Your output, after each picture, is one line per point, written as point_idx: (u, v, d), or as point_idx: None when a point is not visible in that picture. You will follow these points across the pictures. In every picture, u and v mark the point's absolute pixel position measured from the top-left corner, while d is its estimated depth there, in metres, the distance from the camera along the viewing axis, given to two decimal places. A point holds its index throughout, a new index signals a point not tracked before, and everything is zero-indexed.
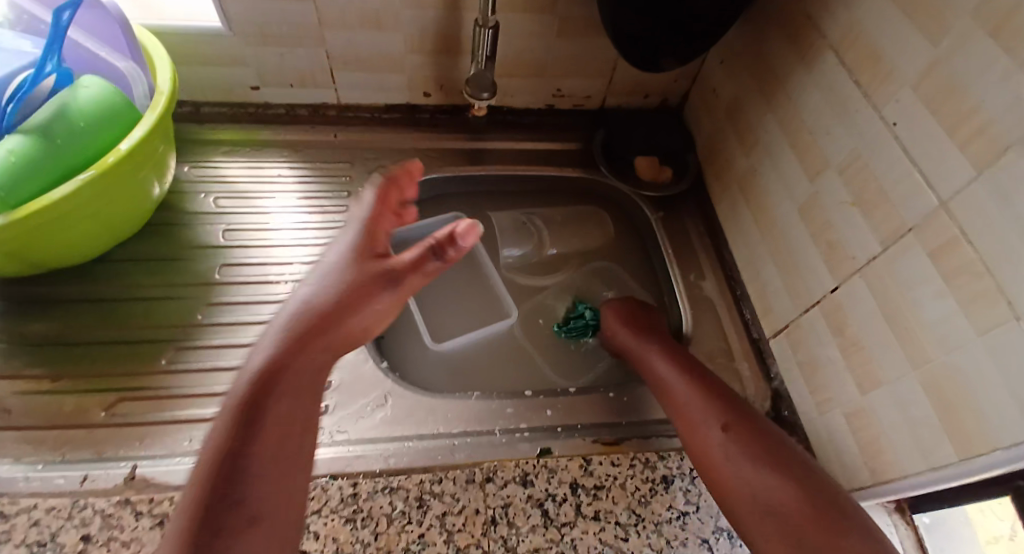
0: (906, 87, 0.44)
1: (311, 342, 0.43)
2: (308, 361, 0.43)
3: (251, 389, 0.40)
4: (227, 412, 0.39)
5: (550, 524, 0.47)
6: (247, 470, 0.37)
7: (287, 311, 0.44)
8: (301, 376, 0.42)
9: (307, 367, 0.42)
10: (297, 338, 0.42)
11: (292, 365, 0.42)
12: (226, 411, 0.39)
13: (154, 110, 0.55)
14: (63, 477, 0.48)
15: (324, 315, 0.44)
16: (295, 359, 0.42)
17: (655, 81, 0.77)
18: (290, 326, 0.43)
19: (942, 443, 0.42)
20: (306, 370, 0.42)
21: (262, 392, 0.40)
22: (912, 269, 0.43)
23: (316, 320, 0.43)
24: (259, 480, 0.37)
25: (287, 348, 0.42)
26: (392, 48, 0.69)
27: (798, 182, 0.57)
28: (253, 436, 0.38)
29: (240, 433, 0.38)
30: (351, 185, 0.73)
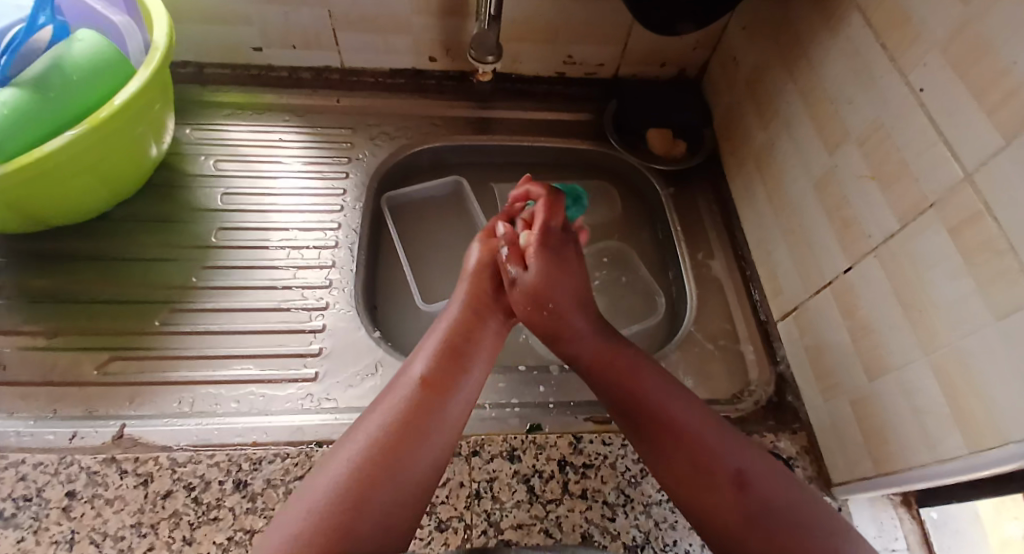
0: (934, 50, 0.40)
1: (459, 374, 0.47)
2: (458, 396, 0.46)
3: (411, 406, 0.44)
4: (385, 415, 0.43)
5: (535, 500, 0.46)
6: (395, 479, 0.40)
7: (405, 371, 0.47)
8: (447, 409, 0.45)
9: (451, 401, 0.45)
10: (445, 369, 0.47)
11: (443, 395, 0.45)
12: (386, 410, 0.44)
13: (148, 66, 0.54)
14: (54, 433, 0.48)
15: (466, 350, 0.49)
16: (447, 384, 0.46)
17: (672, 48, 0.73)
18: (440, 353, 0.48)
19: (950, 434, 0.39)
20: (454, 405, 0.45)
21: (419, 412, 0.44)
22: (930, 248, 0.40)
23: (459, 355, 0.48)
24: (392, 487, 0.40)
25: (442, 372, 0.47)
26: (397, 8, 0.67)
27: (815, 156, 0.54)
28: (405, 447, 0.42)
29: (399, 440, 0.42)
30: (352, 152, 0.71)
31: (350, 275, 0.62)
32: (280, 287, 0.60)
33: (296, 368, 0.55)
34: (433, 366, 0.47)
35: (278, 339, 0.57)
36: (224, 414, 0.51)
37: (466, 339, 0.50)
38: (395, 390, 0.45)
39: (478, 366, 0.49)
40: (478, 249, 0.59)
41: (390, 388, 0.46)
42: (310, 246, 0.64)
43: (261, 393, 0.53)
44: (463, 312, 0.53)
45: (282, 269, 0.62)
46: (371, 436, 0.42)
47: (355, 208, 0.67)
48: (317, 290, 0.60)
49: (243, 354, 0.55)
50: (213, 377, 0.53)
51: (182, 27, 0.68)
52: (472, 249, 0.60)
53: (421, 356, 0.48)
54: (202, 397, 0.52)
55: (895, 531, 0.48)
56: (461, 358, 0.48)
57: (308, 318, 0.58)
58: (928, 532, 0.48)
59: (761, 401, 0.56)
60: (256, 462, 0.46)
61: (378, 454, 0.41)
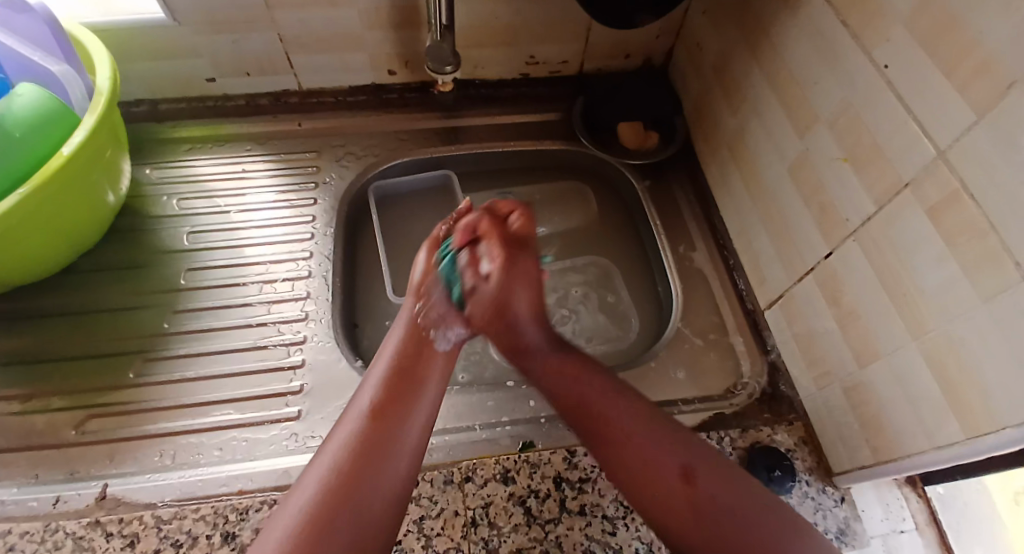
0: (897, 23, 0.39)
1: (411, 401, 0.46)
2: (410, 422, 0.44)
3: (362, 439, 0.42)
4: (333, 454, 0.42)
5: (533, 522, 0.45)
6: (354, 516, 0.39)
7: (354, 403, 0.46)
8: (401, 438, 0.43)
9: (405, 430, 0.44)
10: (393, 398, 0.45)
11: (395, 424, 0.44)
12: (336, 447, 0.42)
13: (95, 111, 0.52)
14: (36, 500, 0.47)
15: (415, 372, 0.47)
16: (418, 378, 0.47)
17: (635, 39, 0.71)
18: (387, 381, 0.46)
19: (947, 420, 0.38)
20: (409, 431, 0.44)
21: (371, 446, 0.42)
22: (908, 229, 0.39)
23: (407, 379, 0.47)
24: (353, 521, 0.39)
25: (389, 400, 0.45)
26: (350, 25, 0.65)
27: (786, 138, 0.52)
28: (363, 474, 0.41)
29: (355, 473, 0.41)
30: (318, 176, 0.70)
31: (326, 305, 0.61)
32: (255, 324, 0.59)
33: (278, 408, 0.53)
34: (381, 396, 0.45)
35: (257, 380, 0.55)
36: (208, 464, 0.50)
37: (416, 361, 0.48)
38: (345, 423, 0.44)
39: (432, 385, 0.47)
40: (423, 259, 0.54)
41: (338, 423, 0.44)
42: (282, 279, 0.62)
43: (244, 438, 0.51)
44: (408, 335, 0.50)
45: (256, 305, 0.60)
46: (323, 476, 0.40)
47: (326, 234, 0.66)
48: (294, 324, 0.59)
49: (222, 398, 0.54)
50: (193, 426, 0.52)
51: (130, 65, 0.66)
52: (418, 257, 0.55)
53: (369, 383, 0.47)
54: (185, 447, 0.51)
55: (901, 512, 0.47)
56: (413, 381, 0.47)
57: (287, 353, 0.57)
58: (934, 509, 0.47)
59: (755, 394, 0.55)
60: (243, 512, 0.44)
61: (333, 494, 0.39)
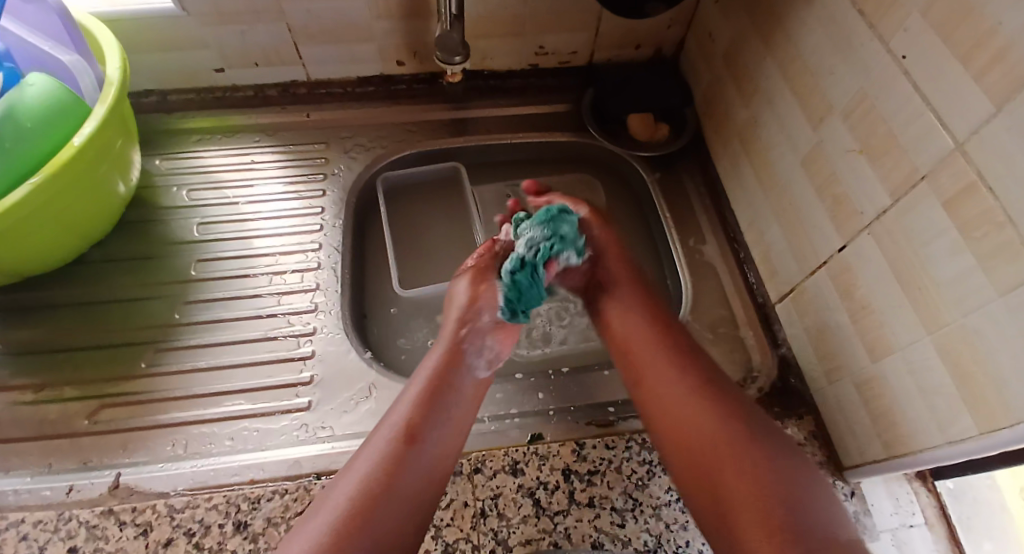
0: (915, 12, 0.38)
1: (443, 418, 0.46)
2: (439, 441, 0.45)
3: (394, 454, 0.43)
4: (365, 467, 0.42)
5: (542, 513, 0.45)
6: (375, 535, 0.39)
7: (385, 420, 0.46)
8: (428, 461, 0.43)
9: (433, 454, 0.44)
10: (425, 419, 0.45)
11: (427, 440, 0.44)
12: (369, 459, 0.42)
13: (104, 102, 0.52)
14: (51, 489, 0.47)
15: (447, 391, 0.48)
16: (450, 394, 0.48)
17: (645, 29, 0.70)
18: (421, 398, 0.47)
19: (961, 415, 0.38)
20: (437, 449, 0.44)
21: (399, 465, 0.42)
22: (925, 221, 0.39)
23: (440, 401, 0.47)
24: (378, 536, 0.39)
25: (422, 416, 0.45)
26: (358, 15, 0.64)
27: (800, 130, 0.52)
28: (393, 489, 0.41)
29: (384, 488, 0.41)
30: (327, 167, 0.69)
31: (335, 296, 0.61)
32: (265, 315, 0.59)
33: (288, 399, 0.54)
34: (416, 411, 0.46)
35: (267, 371, 0.56)
36: (219, 454, 0.50)
37: (448, 385, 0.48)
38: (378, 437, 0.44)
39: (462, 405, 0.48)
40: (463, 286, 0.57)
41: (371, 437, 0.45)
42: (291, 270, 0.62)
43: (254, 428, 0.52)
44: (443, 358, 0.51)
45: (265, 296, 0.61)
46: (348, 492, 0.41)
47: (335, 226, 0.66)
48: (302, 315, 0.59)
49: (232, 389, 0.54)
50: (204, 417, 0.52)
51: (139, 57, 0.66)
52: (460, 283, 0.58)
53: (403, 399, 0.47)
54: (196, 438, 0.51)
55: (911, 507, 0.47)
56: (446, 405, 0.47)
57: (296, 345, 0.57)
58: (944, 504, 0.47)
59: (764, 387, 0.54)
60: (255, 501, 0.45)
61: (357, 511, 0.39)
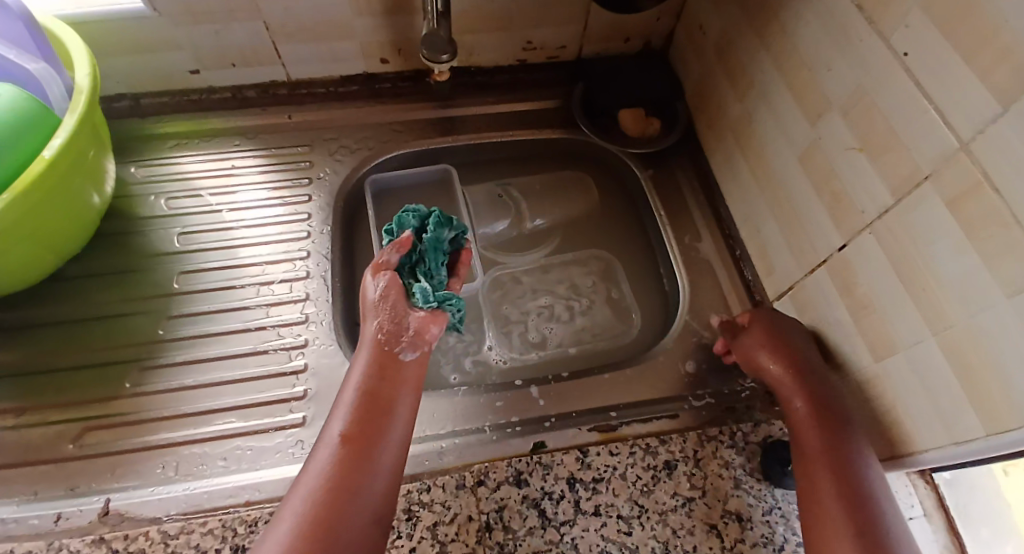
0: (916, 7, 0.37)
1: (386, 422, 0.44)
2: (386, 446, 0.43)
3: (337, 468, 0.40)
4: (308, 489, 0.39)
5: (548, 524, 0.45)
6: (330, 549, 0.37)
7: (321, 438, 0.43)
8: (378, 464, 0.42)
9: (379, 457, 0.42)
10: (366, 423, 0.43)
11: (371, 448, 0.42)
12: (310, 479, 0.40)
13: (74, 111, 0.50)
14: (37, 518, 0.45)
15: (385, 393, 0.45)
16: (389, 395, 0.45)
17: (634, 22, 0.69)
18: (357, 405, 0.44)
19: (967, 414, 0.38)
20: (384, 454, 0.42)
21: (346, 474, 0.40)
22: (928, 221, 0.38)
23: (379, 401, 0.45)
24: None
25: (362, 425, 0.43)
26: (338, 11, 0.62)
27: (796, 125, 0.51)
28: (341, 506, 0.39)
29: (332, 508, 0.38)
30: (312, 171, 0.67)
31: (326, 306, 0.59)
32: (254, 328, 0.57)
33: (282, 414, 0.52)
34: (354, 420, 0.43)
35: (259, 386, 0.54)
36: (213, 475, 0.49)
37: (385, 382, 0.45)
38: (316, 454, 0.42)
39: (404, 404, 0.46)
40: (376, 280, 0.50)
41: (310, 456, 0.42)
42: (280, 280, 0.60)
43: (249, 446, 0.50)
44: (372, 353, 0.47)
45: (254, 308, 0.59)
46: (297, 509, 0.38)
47: (323, 232, 0.64)
48: (293, 327, 0.58)
49: (224, 407, 0.53)
50: (196, 436, 0.51)
51: (108, 60, 0.63)
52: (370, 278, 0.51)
53: (338, 410, 0.44)
54: (188, 458, 0.50)
55: (910, 499, 0.47)
56: (383, 404, 0.44)
57: (289, 358, 0.56)
58: (942, 494, 0.48)
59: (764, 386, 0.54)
60: (252, 524, 0.43)
61: (309, 528, 0.37)
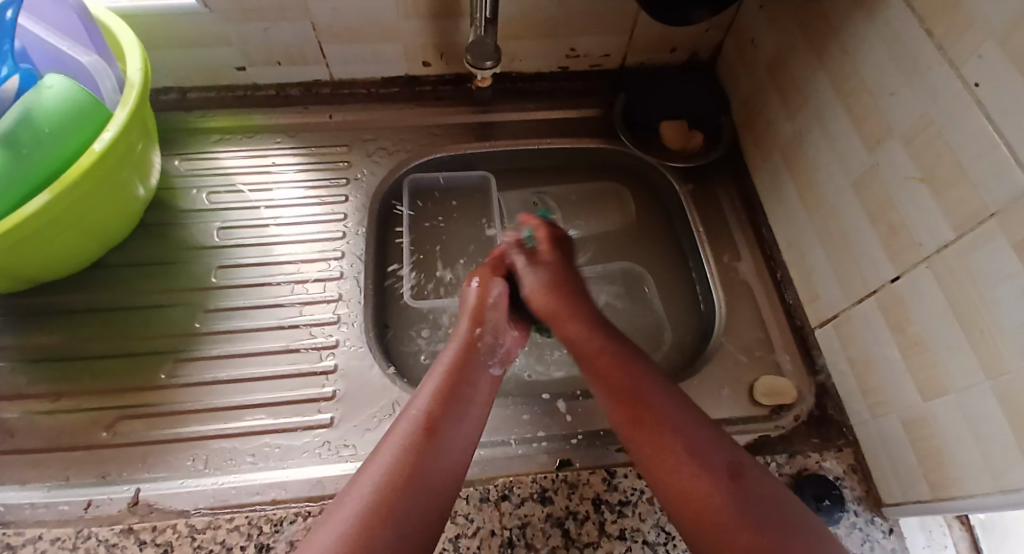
0: (992, 37, 0.35)
1: (463, 410, 0.46)
2: (461, 432, 0.44)
3: (418, 439, 0.42)
4: (391, 454, 0.41)
5: (571, 545, 0.44)
6: (403, 524, 0.38)
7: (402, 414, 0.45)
8: (453, 446, 0.43)
9: (453, 446, 0.43)
10: (451, 410, 0.45)
11: (448, 430, 0.44)
12: (391, 447, 0.42)
13: (125, 106, 0.51)
14: (68, 503, 0.46)
15: (465, 385, 0.47)
16: (470, 388, 0.48)
17: (682, 34, 0.68)
18: (441, 391, 0.46)
19: (1018, 465, 0.36)
20: (460, 440, 0.44)
21: (427, 447, 0.42)
22: (992, 261, 0.36)
23: (461, 393, 0.47)
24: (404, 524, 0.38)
25: (445, 408, 0.45)
26: (386, 14, 0.62)
27: (851, 150, 0.49)
28: (417, 477, 0.40)
29: (412, 476, 0.40)
30: (350, 172, 0.68)
31: (358, 308, 0.59)
32: (287, 326, 0.58)
33: (310, 414, 0.52)
34: (436, 402, 0.45)
35: (288, 385, 0.54)
36: (240, 471, 0.49)
37: (465, 379, 0.48)
38: (400, 425, 0.44)
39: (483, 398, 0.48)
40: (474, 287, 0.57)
41: (392, 427, 0.44)
42: (313, 279, 0.61)
43: (276, 444, 0.51)
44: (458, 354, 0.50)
45: (287, 306, 0.59)
46: (381, 472, 0.40)
47: (358, 233, 0.64)
48: (325, 327, 0.58)
49: (253, 403, 0.53)
50: (225, 431, 0.51)
51: (159, 54, 0.64)
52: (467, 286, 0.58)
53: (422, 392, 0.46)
54: (217, 453, 0.50)
55: (944, 540, 0.45)
56: (469, 401, 0.47)
57: (319, 358, 0.56)
58: (977, 537, 0.45)
59: (802, 415, 0.52)
60: (277, 524, 0.44)
61: (387, 498, 0.38)
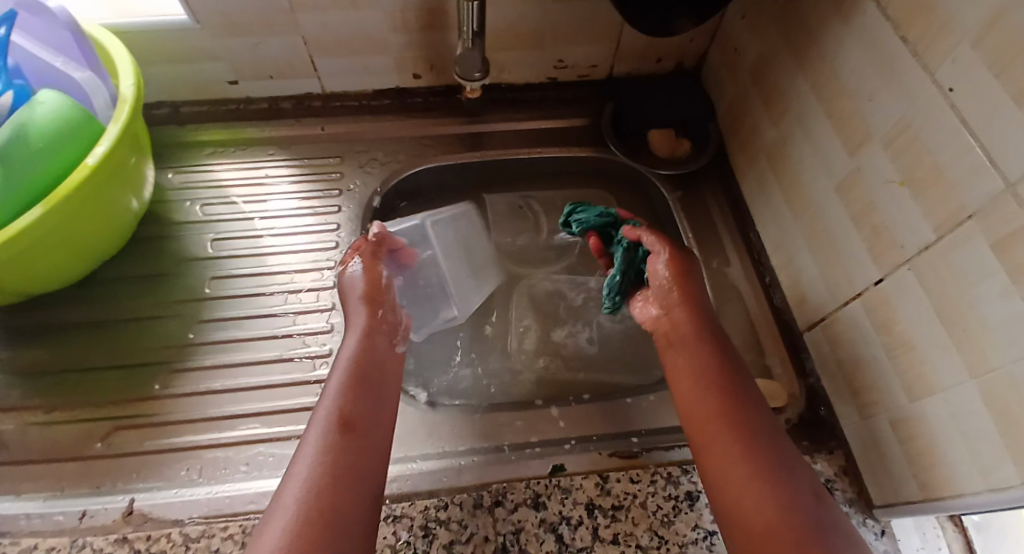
0: (965, 43, 0.36)
1: (370, 408, 0.45)
2: (374, 434, 0.44)
3: (333, 450, 0.41)
4: (308, 469, 0.39)
5: (565, 550, 0.44)
6: (337, 524, 0.37)
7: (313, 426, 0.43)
8: (367, 446, 0.43)
9: (382, 431, 0.45)
10: (359, 412, 0.44)
11: (361, 433, 0.43)
12: (308, 462, 0.40)
13: (117, 121, 0.51)
14: (62, 514, 0.46)
15: (370, 385, 0.47)
16: (371, 387, 0.47)
17: (667, 43, 0.69)
18: (347, 394, 0.45)
19: (1005, 461, 0.36)
20: (372, 440, 0.43)
21: (342, 456, 0.41)
22: (972, 262, 0.37)
23: (366, 395, 0.46)
24: (335, 537, 0.36)
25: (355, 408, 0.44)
26: (375, 27, 0.63)
27: (834, 155, 0.50)
28: (342, 487, 0.39)
29: (335, 487, 0.39)
30: (342, 183, 0.68)
31: None
32: (280, 335, 0.58)
33: (305, 423, 0.53)
34: (343, 405, 0.44)
35: (283, 394, 0.55)
36: (234, 481, 0.49)
37: (365, 379, 0.47)
38: (310, 438, 0.42)
39: (384, 395, 0.48)
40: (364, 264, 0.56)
41: (304, 441, 0.42)
42: (306, 289, 0.61)
43: (271, 453, 0.51)
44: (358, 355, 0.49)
45: (281, 316, 0.60)
46: (301, 490, 0.38)
47: (350, 243, 0.65)
48: (318, 336, 0.58)
49: (248, 413, 0.53)
50: (219, 440, 0.52)
51: (150, 69, 0.65)
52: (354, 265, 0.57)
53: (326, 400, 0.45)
54: (211, 463, 0.50)
55: (938, 541, 0.45)
56: (376, 390, 0.47)
57: (312, 367, 0.56)
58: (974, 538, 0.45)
59: (791, 418, 0.53)
60: None
61: (326, 485, 0.39)
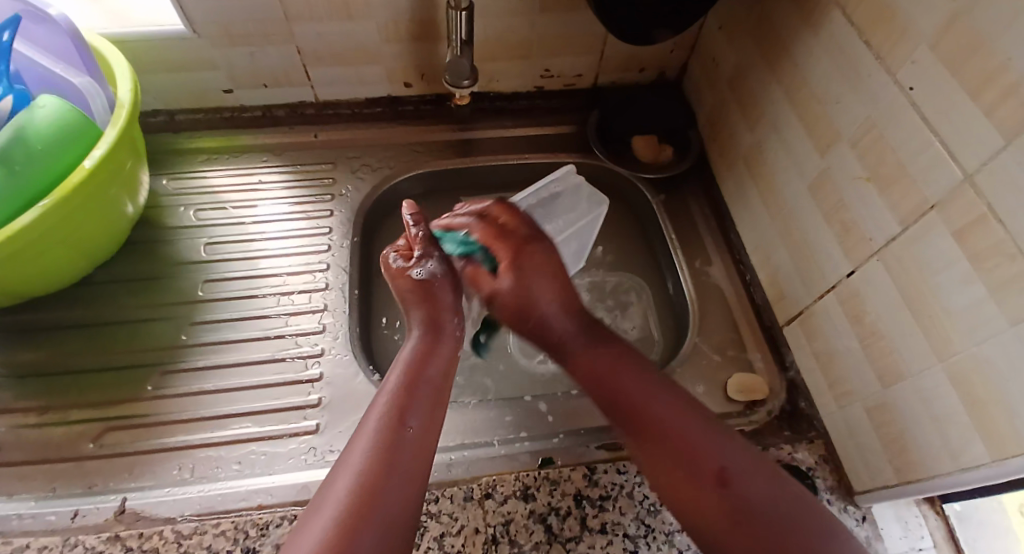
0: (923, 45, 0.39)
1: (424, 400, 0.45)
2: (426, 426, 0.43)
3: (383, 440, 0.41)
4: (360, 460, 0.39)
5: (554, 540, 0.45)
6: (384, 526, 0.36)
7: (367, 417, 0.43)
8: (418, 438, 0.42)
9: (435, 421, 0.44)
10: (410, 405, 0.44)
11: (413, 424, 0.43)
12: (359, 453, 0.40)
13: (115, 125, 0.52)
14: (54, 514, 0.46)
15: (427, 378, 0.47)
16: (425, 377, 0.47)
17: (648, 53, 0.72)
18: (401, 387, 0.45)
19: (973, 441, 0.38)
20: (424, 431, 0.43)
21: (392, 448, 0.40)
22: (935, 251, 0.39)
23: (421, 386, 0.46)
24: (383, 534, 0.36)
25: (405, 401, 0.44)
26: (367, 37, 0.65)
27: (806, 155, 0.53)
28: (388, 477, 0.39)
29: (382, 478, 0.38)
30: (335, 188, 0.70)
31: (343, 317, 0.61)
32: (273, 336, 0.59)
33: (296, 421, 0.53)
34: (395, 398, 0.44)
35: (275, 393, 0.55)
36: (226, 478, 0.50)
37: (421, 371, 0.47)
38: (365, 429, 0.42)
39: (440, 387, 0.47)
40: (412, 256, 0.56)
41: (357, 432, 0.42)
42: (299, 291, 0.62)
43: (262, 452, 0.51)
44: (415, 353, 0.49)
45: (274, 317, 0.60)
46: (351, 480, 0.38)
47: (342, 246, 0.66)
48: (311, 336, 0.59)
49: (240, 412, 0.54)
50: (211, 440, 0.52)
51: (147, 78, 0.66)
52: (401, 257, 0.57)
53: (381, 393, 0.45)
54: (203, 461, 0.51)
55: (919, 530, 0.46)
56: (437, 397, 0.46)
57: (305, 367, 0.57)
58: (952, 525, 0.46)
59: (773, 411, 0.55)
60: (263, 527, 0.44)
61: (374, 475, 0.38)
